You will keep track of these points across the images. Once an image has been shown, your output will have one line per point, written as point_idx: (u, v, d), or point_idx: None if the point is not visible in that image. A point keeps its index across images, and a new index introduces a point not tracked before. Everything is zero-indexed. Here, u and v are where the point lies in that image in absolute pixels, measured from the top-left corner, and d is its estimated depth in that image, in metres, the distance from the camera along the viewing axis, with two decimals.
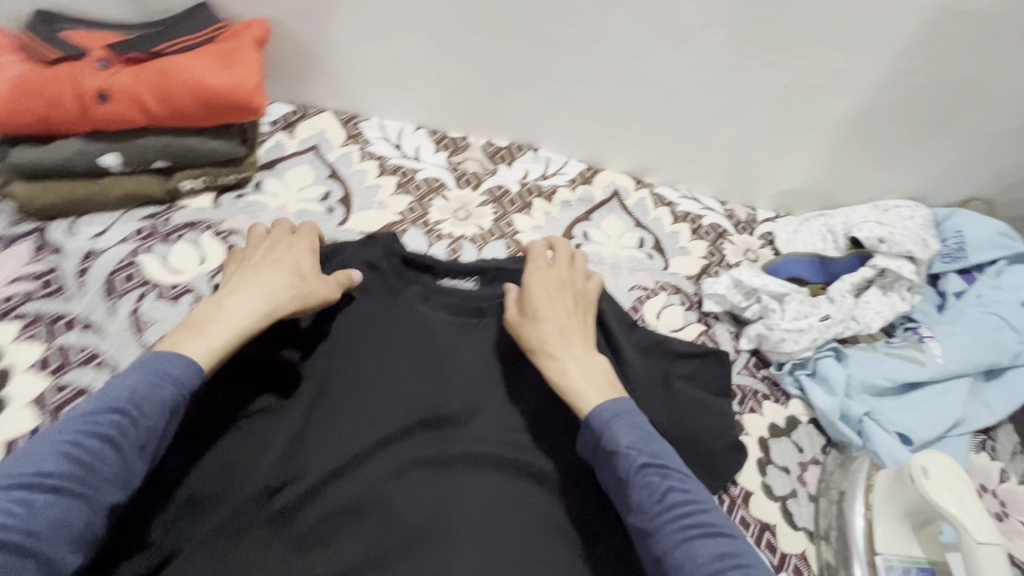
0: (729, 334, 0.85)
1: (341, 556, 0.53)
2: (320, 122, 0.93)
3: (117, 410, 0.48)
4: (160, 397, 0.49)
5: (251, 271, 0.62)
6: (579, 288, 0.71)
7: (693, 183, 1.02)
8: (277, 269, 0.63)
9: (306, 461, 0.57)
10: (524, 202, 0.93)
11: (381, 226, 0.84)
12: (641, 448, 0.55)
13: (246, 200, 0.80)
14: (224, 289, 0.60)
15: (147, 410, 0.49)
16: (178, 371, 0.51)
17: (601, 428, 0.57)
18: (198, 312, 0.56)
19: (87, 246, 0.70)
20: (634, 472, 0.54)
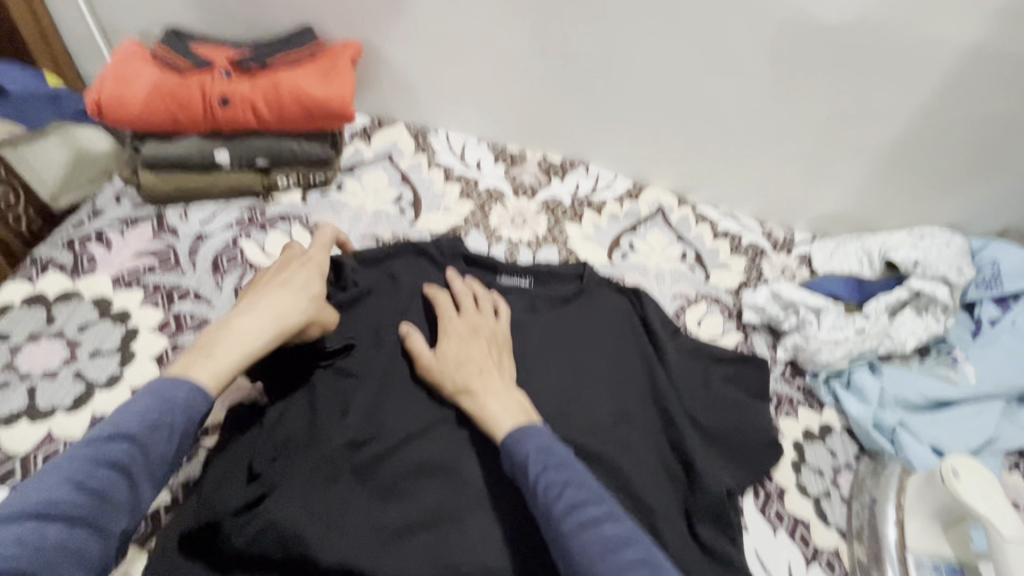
0: (766, 344, 0.90)
1: (407, 509, 0.62)
2: (392, 132, 1.02)
3: (128, 438, 0.49)
4: (170, 423, 0.51)
5: (259, 293, 0.64)
6: (491, 329, 0.73)
7: (733, 204, 1.08)
8: (285, 290, 0.65)
9: (381, 425, 0.66)
10: (574, 213, 1.00)
11: (446, 227, 0.93)
12: (545, 460, 0.58)
13: (329, 198, 0.89)
14: (233, 313, 0.62)
15: (155, 435, 0.50)
16: (187, 393, 0.53)
17: (512, 446, 0.60)
18: (206, 337, 0.59)
19: (197, 229, 0.81)
20: (538, 480, 0.56)
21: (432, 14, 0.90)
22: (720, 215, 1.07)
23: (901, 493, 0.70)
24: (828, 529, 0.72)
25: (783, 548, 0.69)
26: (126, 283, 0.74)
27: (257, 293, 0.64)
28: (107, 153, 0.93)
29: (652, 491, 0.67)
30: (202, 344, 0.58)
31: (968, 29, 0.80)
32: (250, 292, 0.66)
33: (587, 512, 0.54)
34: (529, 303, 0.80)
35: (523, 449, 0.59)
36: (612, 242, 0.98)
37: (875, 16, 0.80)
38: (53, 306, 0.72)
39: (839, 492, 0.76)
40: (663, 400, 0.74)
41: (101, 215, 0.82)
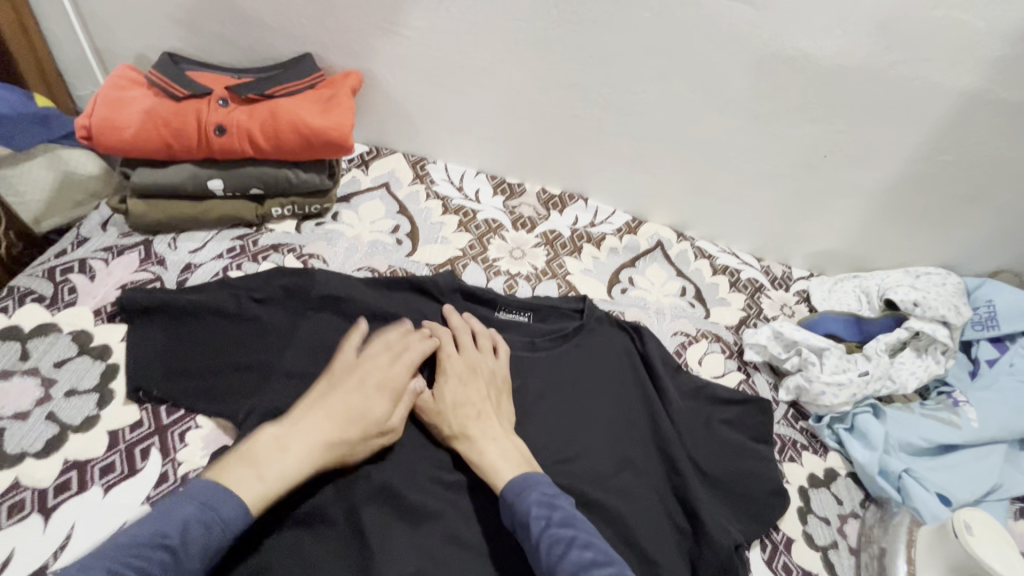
0: (768, 384, 0.89)
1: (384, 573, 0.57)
2: (391, 162, 1.01)
3: (164, 546, 0.47)
4: (206, 540, 0.49)
5: (322, 410, 0.61)
6: (490, 369, 0.71)
7: (731, 239, 1.08)
8: (333, 429, 0.60)
9: (358, 465, 0.63)
10: (573, 247, 0.99)
11: (445, 260, 0.91)
12: (550, 516, 0.55)
13: (324, 228, 0.88)
14: (284, 430, 0.58)
15: (191, 547, 0.48)
16: (227, 517, 0.50)
17: (515, 499, 0.57)
18: (262, 448, 0.56)
19: (186, 260, 0.80)
20: (541, 537, 0.54)
21: (434, 46, 0.89)
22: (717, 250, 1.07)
23: (911, 546, 0.68)
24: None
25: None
26: (104, 314, 0.73)
27: (316, 415, 0.60)
28: (98, 176, 0.91)
29: (655, 547, 0.65)
30: (253, 454, 0.55)
31: (965, 76, 0.81)
32: (309, 404, 0.62)
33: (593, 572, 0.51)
34: (528, 340, 0.78)
35: (523, 504, 0.57)
36: (612, 277, 0.97)
37: (872, 60, 0.81)
38: (27, 340, 0.70)
39: (846, 543, 0.74)
40: (668, 446, 0.72)
41: (85, 244, 0.80)
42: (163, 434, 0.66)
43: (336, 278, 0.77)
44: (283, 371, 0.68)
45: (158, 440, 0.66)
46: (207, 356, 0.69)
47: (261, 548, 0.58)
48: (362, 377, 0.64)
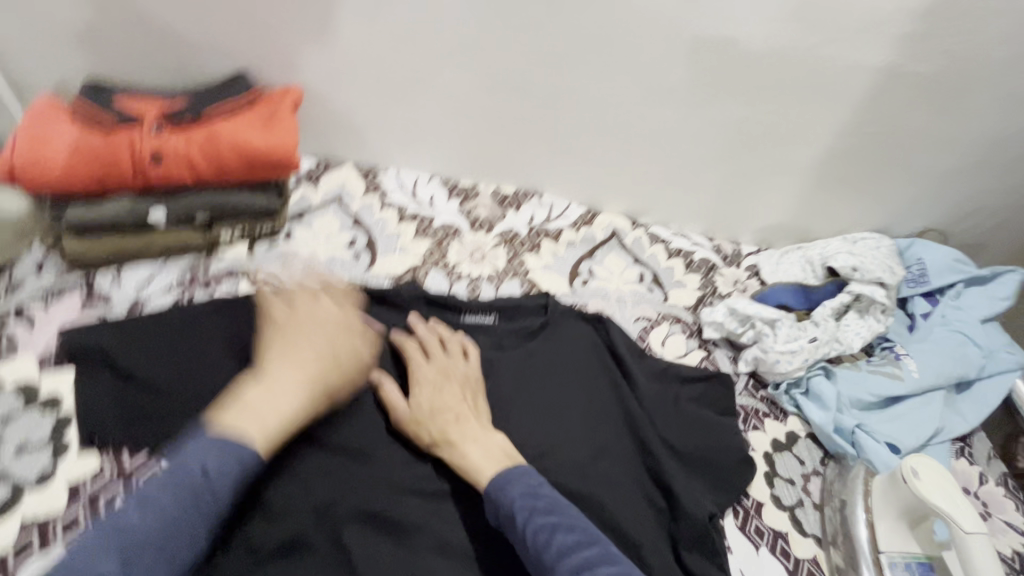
0: (728, 358, 0.94)
1: None
2: (341, 174, 1.00)
3: (192, 479, 0.52)
4: (225, 471, 0.53)
5: (288, 355, 0.65)
6: (463, 372, 0.72)
7: (683, 222, 1.11)
8: (303, 370, 0.64)
9: (337, 489, 0.63)
10: (532, 243, 1.01)
11: (406, 270, 0.92)
12: (533, 505, 0.57)
13: (279, 248, 0.87)
14: (267, 379, 0.62)
15: (212, 475, 0.52)
16: (240, 455, 0.54)
17: (498, 494, 0.59)
18: (249, 394, 0.60)
19: (133, 295, 0.77)
20: (526, 528, 0.55)
21: (372, 56, 0.89)
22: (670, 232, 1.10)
23: (868, 495, 0.74)
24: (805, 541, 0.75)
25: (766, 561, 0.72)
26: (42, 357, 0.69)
27: (280, 365, 0.64)
28: (27, 214, 0.79)
29: (638, 527, 0.68)
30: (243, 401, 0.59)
31: (879, 53, 0.87)
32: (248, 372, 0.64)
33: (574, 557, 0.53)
34: (496, 341, 0.79)
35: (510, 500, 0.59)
36: (571, 269, 1.00)
37: (794, 45, 0.86)
38: None
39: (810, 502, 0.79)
40: (639, 429, 0.74)
41: (19, 289, 0.76)
42: (126, 479, 0.64)
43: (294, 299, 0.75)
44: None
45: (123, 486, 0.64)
46: (170, 395, 0.67)
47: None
48: (304, 325, 0.68)
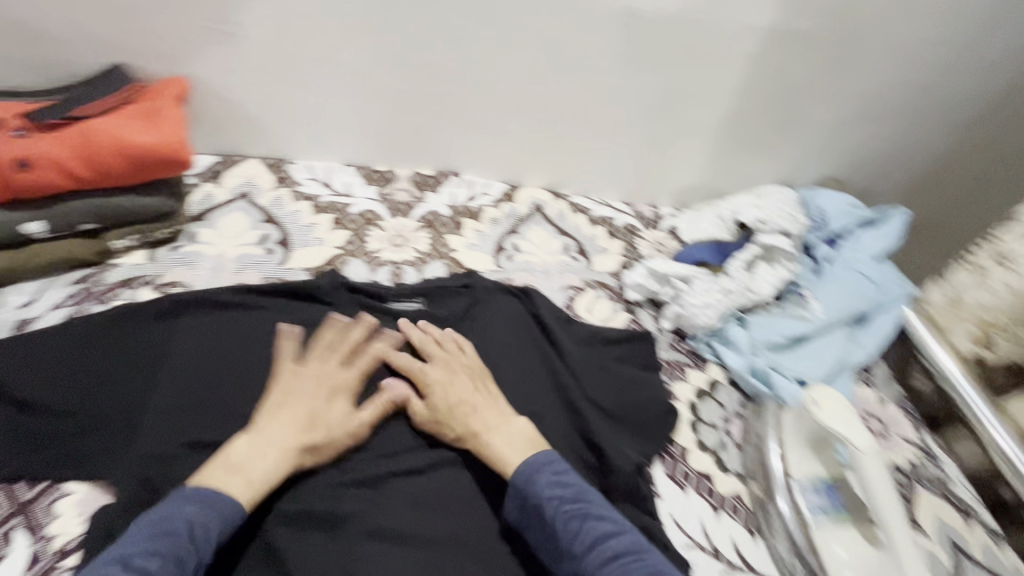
0: (651, 316, 0.97)
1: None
2: (245, 170, 0.95)
3: (176, 534, 0.54)
4: (209, 532, 0.55)
5: (277, 411, 0.66)
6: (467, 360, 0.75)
7: (601, 190, 1.14)
8: (286, 445, 0.63)
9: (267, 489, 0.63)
10: (456, 222, 1.01)
11: (325, 261, 0.88)
12: (563, 495, 0.63)
13: (183, 251, 0.82)
14: (250, 435, 0.63)
15: (198, 532, 0.55)
16: (229, 514, 0.57)
17: (526, 485, 0.64)
18: (234, 452, 0.62)
19: (18, 314, 0.71)
20: (556, 516, 0.62)
21: (261, 40, 0.84)
22: (584, 198, 1.13)
23: (779, 428, 0.80)
24: (726, 481, 0.80)
25: (691, 503, 0.76)
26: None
27: (259, 433, 0.64)
28: None
29: None
30: (226, 458, 0.61)
31: (762, 13, 0.91)
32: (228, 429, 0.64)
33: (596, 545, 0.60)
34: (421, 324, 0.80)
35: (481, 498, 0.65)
36: (495, 245, 1.00)
37: (685, 7, 0.88)
38: None
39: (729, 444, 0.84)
40: (566, 392, 0.77)
41: None
42: (26, 513, 0.60)
43: (208, 304, 0.74)
44: (162, 409, 0.66)
45: (21, 519, 0.60)
46: (76, 413, 0.64)
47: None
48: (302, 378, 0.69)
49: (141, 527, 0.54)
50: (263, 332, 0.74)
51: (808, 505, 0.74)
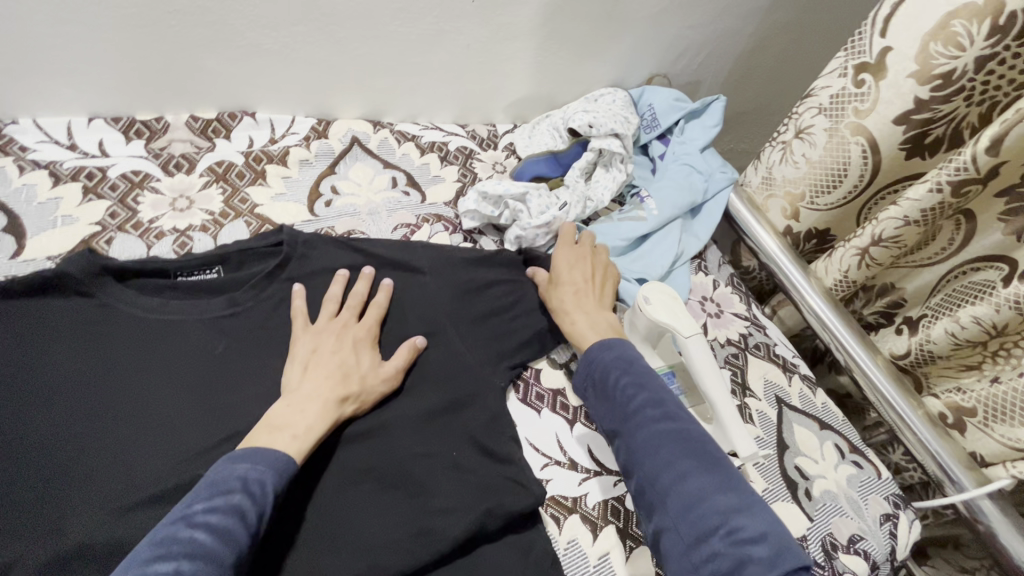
0: (750, 318, 0.95)
1: (407, 536, 0.61)
2: (358, 124, 0.98)
3: (648, 379, 0.62)
4: (669, 400, 0.61)
5: (594, 293, 0.76)
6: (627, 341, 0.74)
7: (713, 167, 1.06)
8: (598, 323, 0.72)
9: (381, 441, 0.66)
10: (583, 178, 0.98)
11: (433, 213, 0.91)
12: (671, 439, 0.57)
13: (308, 193, 0.86)
14: (581, 292, 0.75)
15: (665, 393, 0.61)
16: (649, 373, 0.63)
17: (634, 413, 0.60)
18: (570, 297, 0.74)
19: (148, 226, 0.76)
20: (652, 444, 0.57)
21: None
22: (707, 179, 1.04)
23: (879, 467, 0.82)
24: (822, 497, 0.77)
25: (787, 513, 0.74)
26: (28, 295, 0.63)
27: (597, 310, 0.74)
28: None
29: None
30: (567, 301, 0.74)
31: None
32: (572, 264, 0.78)
33: (706, 547, 0.50)
34: (509, 306, 0.80)
35: (684, 422, 0.58)
36: (614, 215, 0.98)
37: None
38: None
39: (832, 458, 0.81)
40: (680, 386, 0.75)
41: (20, 221, 0.72)
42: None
43: (330, 243, 0.77)
44: (276, 343, 0.69)
45: None
46: (199, 348, 0.66)
47: (287, 545, 0.59)
48: (606, 281, 0.79)
49: (612, 346, 0.66)
50: (375, 282, 0.76)
51: (905, 536, 0.77)
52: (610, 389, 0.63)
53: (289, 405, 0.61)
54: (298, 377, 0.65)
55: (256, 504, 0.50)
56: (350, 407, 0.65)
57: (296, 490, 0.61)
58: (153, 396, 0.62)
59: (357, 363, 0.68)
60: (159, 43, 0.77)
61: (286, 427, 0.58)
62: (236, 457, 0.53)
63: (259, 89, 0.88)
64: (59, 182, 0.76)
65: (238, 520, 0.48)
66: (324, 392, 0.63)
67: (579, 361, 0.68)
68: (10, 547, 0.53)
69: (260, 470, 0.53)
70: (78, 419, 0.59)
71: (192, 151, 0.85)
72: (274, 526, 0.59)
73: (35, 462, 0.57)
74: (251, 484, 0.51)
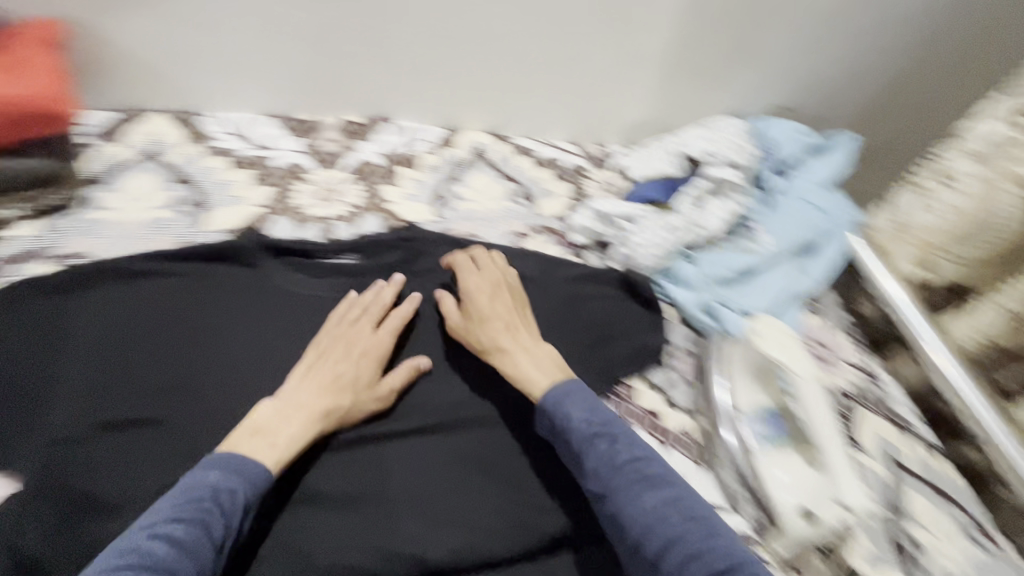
0: (867, 367, 0.90)
1: (500, 526, 0.64)
2: (481, 136, 1.04)
3: (615, 430, 0.65)
4: (635, 448, 0.64)
5: (518, 326, 0.74)
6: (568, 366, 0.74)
7: (835, 205, 1.01)
8: (538, 358, 0.71)
9: (482, 435, 0.69)
10: (695, 204, 0.97)
11: (542, 224, 0.95)
12: (648, 486, 0.60)
13: (432, 195, 0.94)
14: (504, 328, 0.73)
15: (631, 444, 0.64)
16: (612, 422, 0.66)
17: (607, 468, 0.62)
18: (500, 335, 0.72)
19: (300, 212, 0.86)
20: (632, 497, 0.59)
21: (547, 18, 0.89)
22: (829, 218, 1.00)
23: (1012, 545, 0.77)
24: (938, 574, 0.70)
25: None
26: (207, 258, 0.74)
27: (533, 345, 0.73)
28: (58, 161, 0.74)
29: (763, 524, 0.67)
30: (497, 340, 0.72)
31: None
32: (491, 296, 0.75)
33: None
34: (613, 325, 0.81)
35: (654, 466, 0.62)
36: (723, 244, 0.97)
37: None
38: (145, 283, 0.71)
39: (953, 532, 0.74)
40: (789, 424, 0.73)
41: (200, 197, 0.84)
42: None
43: (450, 242, 0.83)
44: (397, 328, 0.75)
45: None
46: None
47: (388, 515, 0.62)
48: (520, 308, 0.77)
49: (571, 396, 0.67)
50: None
51: None
52: (582, 445, 0.63)
53: (280, 410, 0.63)
54: (297, 380, 0.66)
55: (222, 516, 0.54)
56: (333, 420, 0.65)
57: (401, 465, 0.66)
58: (297, 359, 0.70)
59: (355, 377, 0.67)
60: (329, 52, 0.89)
61: (267, 435, 0.61)
62: (209, 466, 0.56)
63: (401, 98, 0.98)
64: (235, 167, 0.88)
65: (201, 532, 0.52)
66: (315, 404, 0.65)
67: (538, 413, 0.68)
68: (171, 470, 0.61)
69: (233, 481, 0.56)
70: (232, 369, 0.68)
71: (340, 149, 0.95)
72: (377, 495, 0.63)
73: (197, 400, 0.65)
74: (222, 496, 0.55)
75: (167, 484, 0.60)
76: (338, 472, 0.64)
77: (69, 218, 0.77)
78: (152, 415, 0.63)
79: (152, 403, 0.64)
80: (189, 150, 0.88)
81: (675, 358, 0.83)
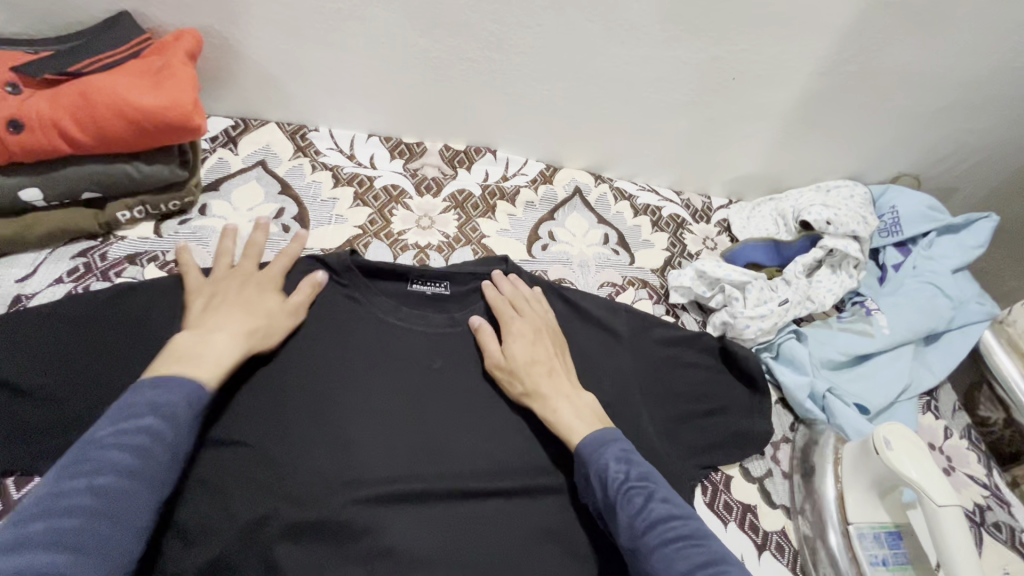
0: (993, 486, 0.79)
1: None
2: (580, 175, 1.01)
3: (655, 483, 0.58)
4: (676, 504, 0.56)
5: (557, 369, 0.70)
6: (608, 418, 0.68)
7: (967, 293, 0.92)
8: (584, 411, 0.66)
9: (568, 509, 0.65)
10: (805, 274, 0.90)
11: (637, 277, 0.90)
12: (686, 546, 0.52)
13: (527, 234, 0.91)
14: (544, 369, 0.69)
15: (671, 499, 0.57)
16: (650, 473, 0.59)
17: (641, 525, 0.55)
18: (539, 378, 0.68)
19: (397, 239, 0.85)
20: (668, 556, 0.52)
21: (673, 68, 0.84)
22: (958, 307, 0.90)
23: None
24: None
25: None
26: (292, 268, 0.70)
27: (575, 391, 0.68)
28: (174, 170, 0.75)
29: None
30: (535, 381, 0.68)
31: None
32: (534, 336, 0.71)
33: None
34: (711, 401, 0.75)
35: (694, 524, 0.55)
36: (834, 321, 0.89)
37: None
38: None
39: None
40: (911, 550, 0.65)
41: (304, 213, 0.84)
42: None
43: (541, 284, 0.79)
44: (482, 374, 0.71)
45: None
46: (421, 360, 0.70)
47: None
48: (558, 350, 0.72)
49: (610, 445, 0.61)
50: (579, 338, 0.77)
51: None
52: (616, 499, 0.57)
53: (199, 335, 0.59)
54: (200, 312, 0.63)
55: (175, 428, 0.50)
56: (258, 342, 0.63)
57: (484, 531, 0.62)
58: (380, 395, 0.67)
59: (268, 315, 0.65)
60: (445, 81, 0.87)
61: (190, 358, 0.56)
62: (152, 384, 0.51)
63: (506, 130, 0.95)
64: (338, 184, 0.88)
65: (154, 441, 0.48)
66: (240, 329, 0.61)
67: (575, 462, 0.63)
68: (254, 504, 0.59)
69: (175, 395, 0.51)
70: (314, 400, 0.65)
71: (440, 176, 0.94)
72: (459, 563, 0.60)
73: (280, 430, 0.63)
74: (166, 410, 0.50)
75: (250, 521, 0.58)
76: (419, 530, 0.61)
77: (182, 223, 0.79)
78: (239, 439, 0.61)
79: (240, 428, 0.62)
80: (297, 164, 0.89)
81: (774, 448, 0.76)
